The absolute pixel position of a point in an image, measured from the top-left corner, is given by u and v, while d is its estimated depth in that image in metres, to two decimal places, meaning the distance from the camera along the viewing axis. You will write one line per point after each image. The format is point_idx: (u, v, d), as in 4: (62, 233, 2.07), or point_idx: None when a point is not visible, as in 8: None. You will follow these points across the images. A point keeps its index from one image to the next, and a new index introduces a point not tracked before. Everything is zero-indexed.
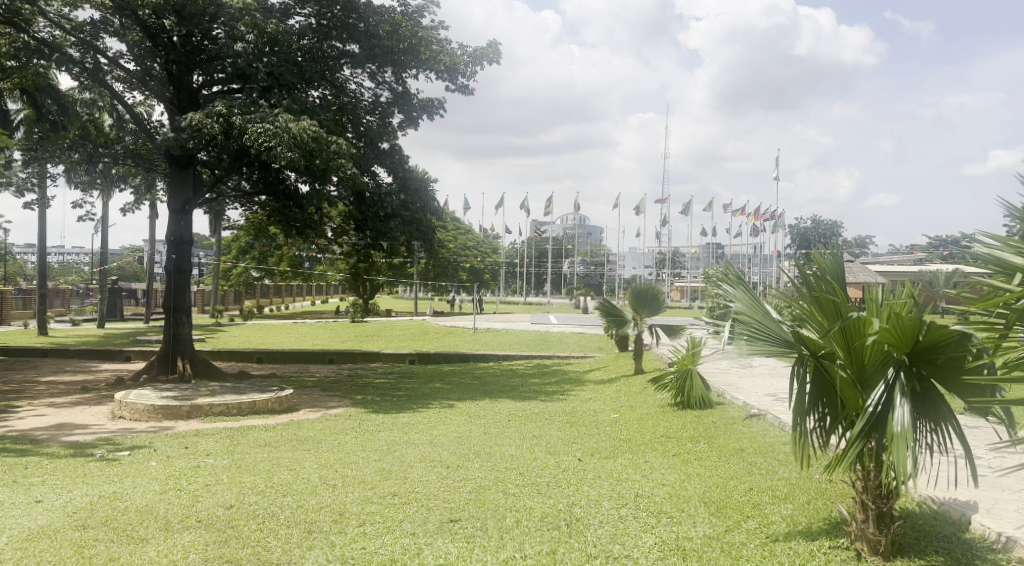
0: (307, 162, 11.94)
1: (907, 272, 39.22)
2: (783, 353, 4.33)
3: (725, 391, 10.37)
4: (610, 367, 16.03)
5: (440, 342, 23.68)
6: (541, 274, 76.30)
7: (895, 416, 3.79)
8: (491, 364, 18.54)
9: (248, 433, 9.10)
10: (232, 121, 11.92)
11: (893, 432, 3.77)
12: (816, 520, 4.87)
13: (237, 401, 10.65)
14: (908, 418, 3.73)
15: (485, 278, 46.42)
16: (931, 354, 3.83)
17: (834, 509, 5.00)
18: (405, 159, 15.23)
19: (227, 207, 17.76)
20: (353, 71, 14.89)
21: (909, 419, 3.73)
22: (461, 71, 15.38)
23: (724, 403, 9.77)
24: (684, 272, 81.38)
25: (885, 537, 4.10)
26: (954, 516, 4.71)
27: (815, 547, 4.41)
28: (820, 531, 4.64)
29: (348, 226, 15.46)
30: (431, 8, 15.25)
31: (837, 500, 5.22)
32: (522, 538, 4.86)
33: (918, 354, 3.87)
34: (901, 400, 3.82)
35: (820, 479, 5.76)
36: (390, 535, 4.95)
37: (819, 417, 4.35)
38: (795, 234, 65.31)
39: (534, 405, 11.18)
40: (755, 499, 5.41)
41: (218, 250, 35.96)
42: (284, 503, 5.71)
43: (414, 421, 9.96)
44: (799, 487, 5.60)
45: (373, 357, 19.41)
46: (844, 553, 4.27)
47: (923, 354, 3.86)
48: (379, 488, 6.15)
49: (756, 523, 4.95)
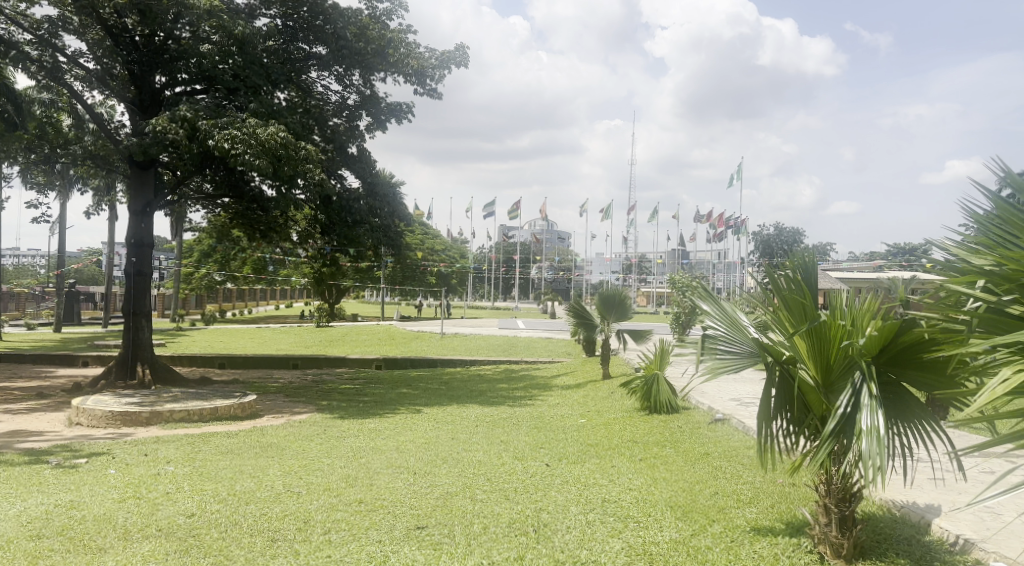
0: (275, 166, 11.79)
1: (864, 277, 40.07)
2: (752, 365, 4.43)
3: (690, 396, 10.49)
4: (577, 372, 16.10)
5: (407, 346, 23.53)
6: (509, 280, 76.36)
7: (865, 419, 3.83)
8: (459, 369, 18.48)
9: (210, 439, 8.91)
10: (197, 123, 11.70)
11: (863, 436, 3.81)
12: (779, 523, 4.95)
13: (199, 407, 10.43)
14: (878, 421, 3.77)
15: (452, 283, 46.28)
16: (906, 354, 3.94)
17: (797, 513, 5.08)
18: (373, 163, 15.14)
19: (189, 209, 17.42)
20: (320, 73, 14.75)
21: (880, 421, 3.77)
22: (429, 75, 15.34)
23: (689, 408, 9.89)
24: (650, 277, 82.15)
25: (848, 540, 4.18)
26: (913, 519, 4.83)
27: (779, 550, 4.47)
28: (784, 535, 4.71)
29: (314, 229, 15.31)
30: (399, 11, 15.19)
31: (800, 503, 5.30)
32: (490, 545, 4.84)
33: (895, 354, 3.97)
34: (871, 404, 3.87)
35: (784, 484, 5.85)
36: (355, 542, 4.90)
37: (785, 421, 4.42)
38: (758, 241, 66.35)
39: (501, 411, 11.18)
40: (720, 503, 5.47)
41: (180, 253, 35.23)
42: (248, 511, 5.61)
43: (381, 427, 9.87)
44: (763, 491, 5.69)
45: (339, 363, 19.20)
46: (807, 556, 4.34)
47: (901, 354, 3.95)
48: (346, 495, 6.08)
49: (721, 527, 5.01)
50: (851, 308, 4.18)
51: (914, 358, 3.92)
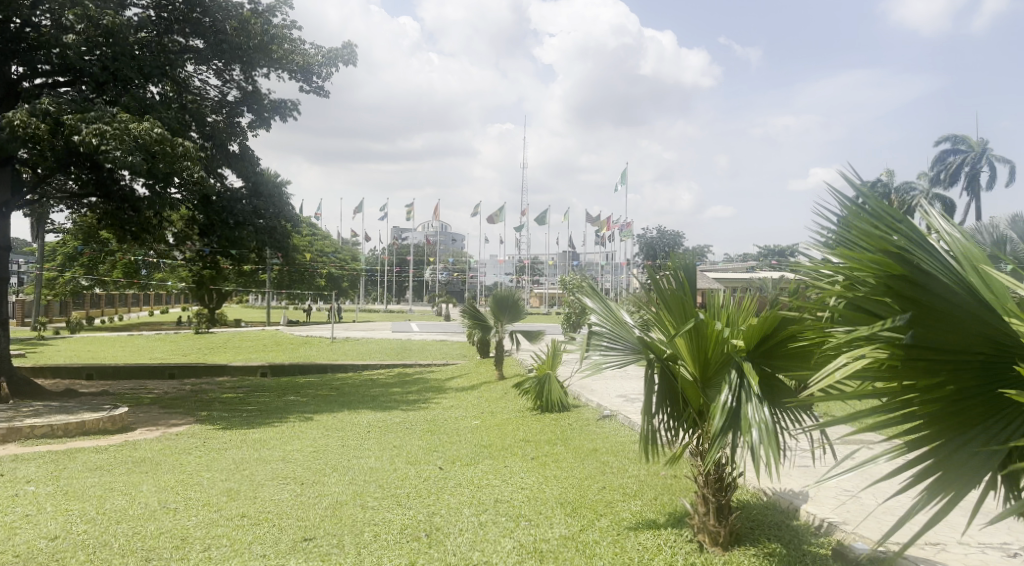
0: (149, 164, 11.13)
1: (739, 276, 42.70)
2: (634, 361, 4.69)
3: (580, 394, 10.81)
4: (470, 374, 16.19)
5: (296, 352, 22.81)
6: (401, 282, 75.54)
7: (753, 413, 4.10)
8: (350, 374, 18.11)
9: (77, 457, 8.29)
10: (60, 118, 10.86)
11: (751, 429, 4.08)
12: (662, 514, 5.22)
13: (63, 423, 9.67)
14: (764, 414, 4.06)
15: (343, 286, 45.25)
16: (776, 349, 4.29)
17: (678, 503, 5.38)
18: (257, 163, 14.58)
19: (50, 209, 16.12)
20: (198, 68, 14.04)
21: (766, 415, 4.06)
22: (315, 73, 14.99)
23: (579, 405, 10.20)
24: (541, 278, 83.69)
25: (723, 528, 4.47)
26: (783, 505, 5.23)
27: (662, 541, 4.72)
28: (667, 525, 4.97)
29: (193, 231, 14.55)
30: (283, 7, 14.72)
31: (680, 494, 5.62)
32: (381, 552, 4.81)
33: (770, 350, 4.30)
34: (755, 399, 4.14)
35: (666, 476, 6.17)
36: (238, 558, 4.72)
37: (666, 416, 4.67)
38: (643, 242, 69.17)
39: (395, 415, 11.08)
40: (607, 498, 5.70)
41: (40, 256, 32.50)
42: (119, 531, 5.27)
43: (268, 437, 9.53)
44: (647, 484, 5.97)
45: (222, 371, 18.34)
46: (687, 545, 4.60)
47: (775, 350, 4.28)
48: (228, 509, 5.84)
49: (608, 521, 5.21)
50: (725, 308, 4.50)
51: (788, 355, 4.25)
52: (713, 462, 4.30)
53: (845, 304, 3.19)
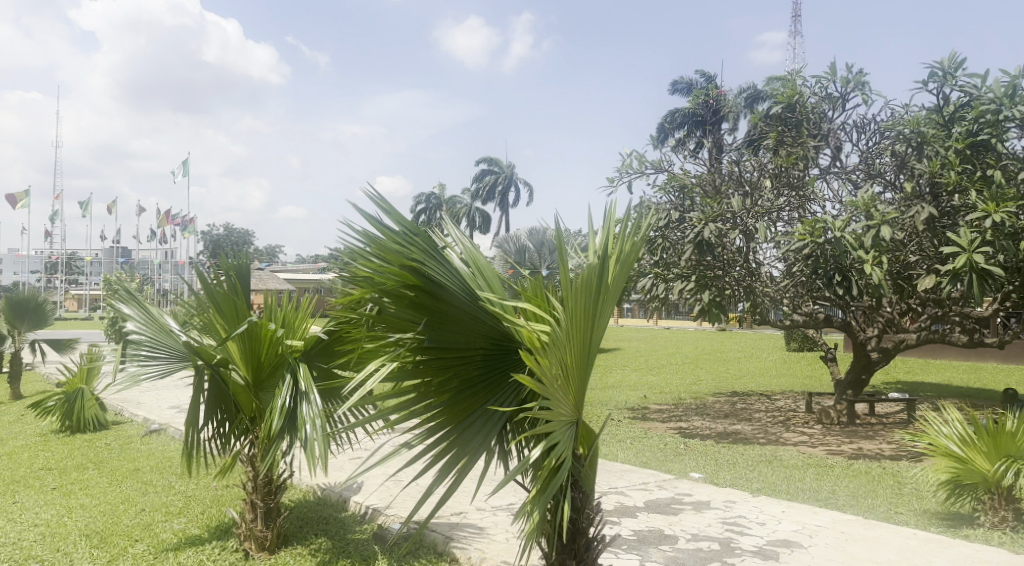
0: None
1: (309, 277, 43.18)
2: (181, 369, 4.34)
3: (122, 409, 9.59)
4: None
5: None
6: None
7: (306, 410, 4.17)
8: None
9: None
10: None
11: (305, 424, 4.13)
12: (207, 529, 4.95)
13: None
14: (316, 408, 4.15)
15: None
16: (331, 349, 4.45)
17: (225, 514, 5.17)
18: None
19: None
20: None
21: (317, 410, 4.15)
22: None
23: (121, 422, 9.04)
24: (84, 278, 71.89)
25: (270, 531, 4.50)
26: (331, 499, 5.48)
27: (204, 556, 4.47)
28: (211, 539, 4.75)
29: None
30: None
31: (229, 504, 5.40)
32: None
33: (324, 349, 4.44)
34: (311, 396, 4.21)
35: (215, 488, 5.88)
36: None
37: (214, 424, 4.43)
38: (210, 241, 64.89)
39: None
40: (145, 521, 5.15)
41: None
42: None
43: None
44: (194, 499, 5.60)
45: None
46: (233, 555, 4.47)
47: (328, 350, 4.45)
48: None
49: (144, 545, 4.70)
50: (280, 309, 4.50)
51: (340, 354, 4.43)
52: (267, 465, 4.25)
53: (375, 307, 3.34)
